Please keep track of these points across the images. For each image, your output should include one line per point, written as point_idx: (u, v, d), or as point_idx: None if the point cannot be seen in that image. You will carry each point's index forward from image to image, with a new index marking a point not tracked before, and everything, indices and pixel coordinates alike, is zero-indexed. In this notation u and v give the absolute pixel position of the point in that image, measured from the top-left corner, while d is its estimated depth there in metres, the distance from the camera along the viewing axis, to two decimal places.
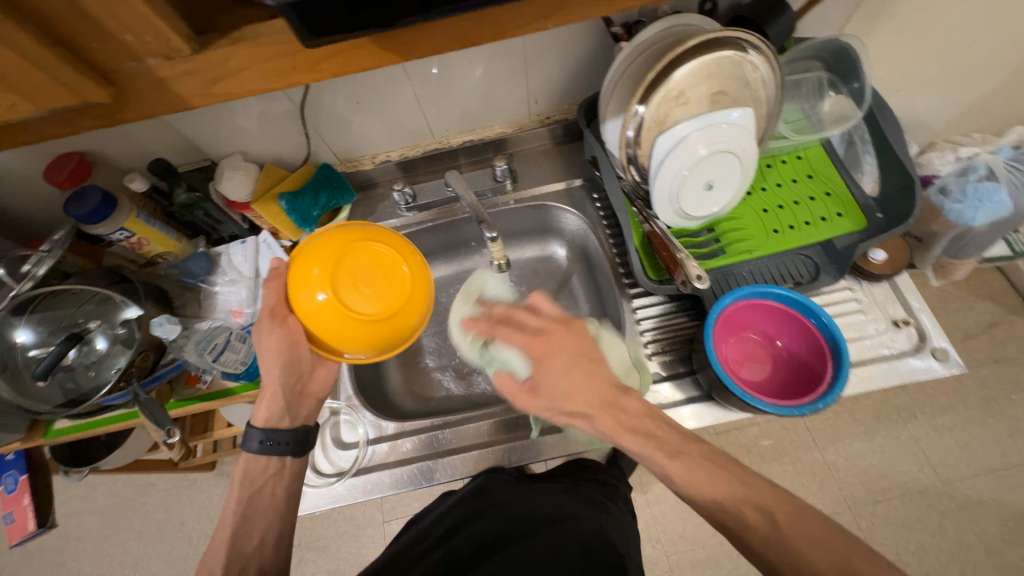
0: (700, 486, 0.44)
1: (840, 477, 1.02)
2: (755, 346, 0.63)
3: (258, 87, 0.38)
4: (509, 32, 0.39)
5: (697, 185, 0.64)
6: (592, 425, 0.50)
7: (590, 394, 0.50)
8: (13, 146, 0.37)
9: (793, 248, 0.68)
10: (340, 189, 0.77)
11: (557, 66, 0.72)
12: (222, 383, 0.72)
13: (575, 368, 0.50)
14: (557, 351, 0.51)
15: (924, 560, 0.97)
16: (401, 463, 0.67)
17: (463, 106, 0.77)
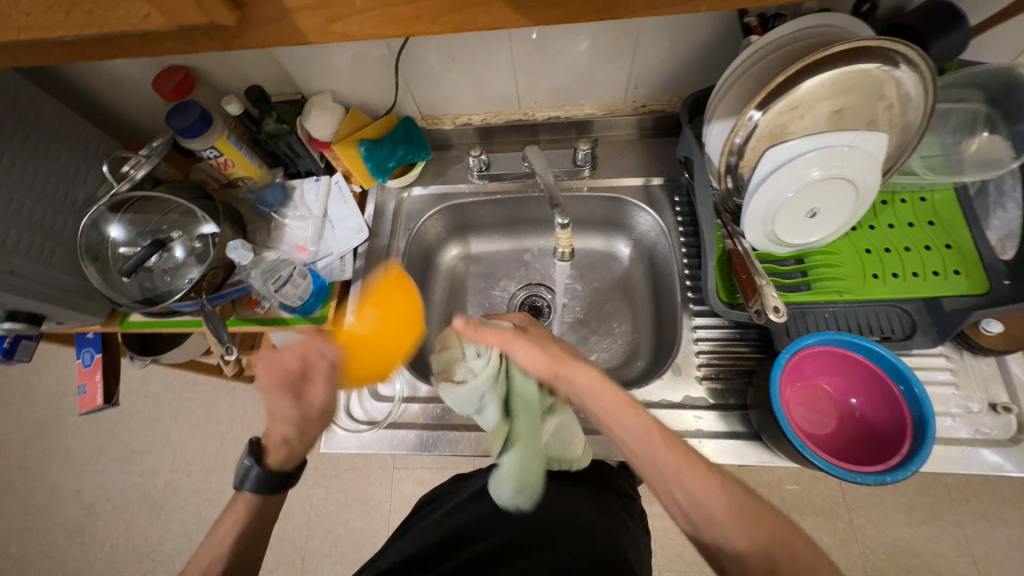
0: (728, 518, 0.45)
1: (865, 543, 0.96)
2: (823, 400, 0.57)
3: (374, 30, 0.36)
4: (653, 11, 0.35)
5: (799, 210, 0.58)
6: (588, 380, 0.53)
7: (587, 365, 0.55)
8: (139, 56, 0.39)
9: (891, 298, 0.60)
10: (418, 146, 0.76)
11: (670, 52, 0.66)
12: (278, 311, 0.76)
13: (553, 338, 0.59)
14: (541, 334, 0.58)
15: None
16: (429, 426, 0.68)
17: (557, 80, 0.73)
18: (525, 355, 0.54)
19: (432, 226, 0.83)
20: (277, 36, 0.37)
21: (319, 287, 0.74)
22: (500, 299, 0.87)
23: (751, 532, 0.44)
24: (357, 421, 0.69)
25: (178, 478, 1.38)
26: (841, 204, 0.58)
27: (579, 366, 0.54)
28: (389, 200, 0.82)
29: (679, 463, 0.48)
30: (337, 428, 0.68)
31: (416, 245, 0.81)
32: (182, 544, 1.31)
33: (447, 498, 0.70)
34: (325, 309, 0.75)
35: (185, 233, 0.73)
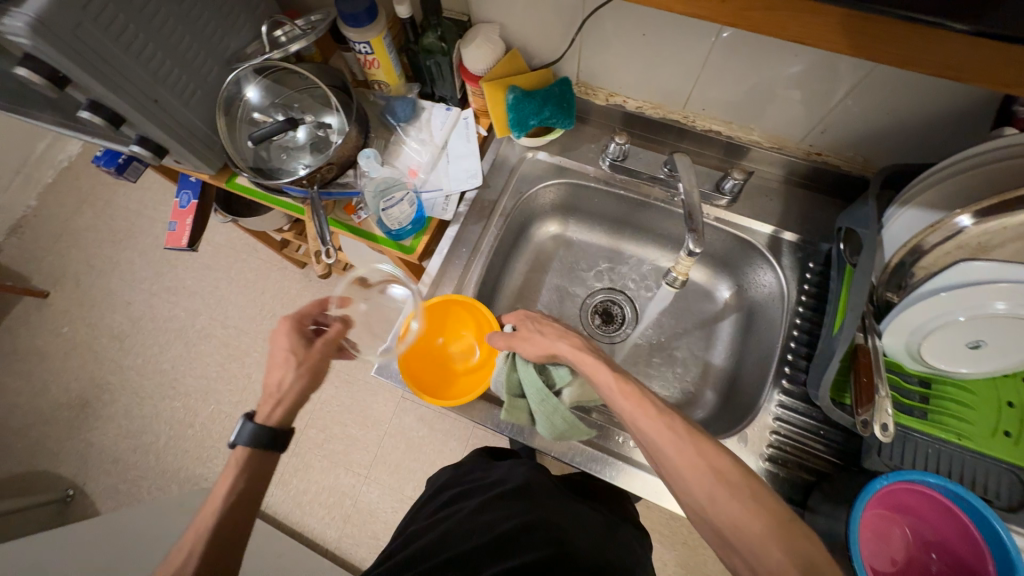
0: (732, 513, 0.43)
1: None
2: (898, 538, 0.52)
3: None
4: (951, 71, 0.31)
5: (959, 337, 0.51)
6: (588, 364, 0.56)
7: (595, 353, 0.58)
8: None
9: (1016, 464, 0.53)
10: (565, 112, 0.72)
11: (889, 110, 0.57)
12: (371, 226, 0.76)
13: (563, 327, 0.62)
14: (546, 327, 0.62)
15: None
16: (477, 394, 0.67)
17: (740, 96, 0.66)
18: (527, 346, 0.60)
19: (542, 196, 0.80)
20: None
21: (418, 218, 0.74)
22: (577, 293, 0.84)
23: (719, 491, 0.44)
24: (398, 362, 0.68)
25: (214, 327, 1.47)
26: (1013, 347, 0.51)
27: (573, 354, 0.58)
28: (512, 156, 0.79)
29: (658, 422, 0.49)
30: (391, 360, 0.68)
31: (520, 210, 0.77)
32: (199, 384, 1.41)
33: (469, 498, 0.67)
34: (415, 242, 0.75)
35: (314, 119, 0.72)
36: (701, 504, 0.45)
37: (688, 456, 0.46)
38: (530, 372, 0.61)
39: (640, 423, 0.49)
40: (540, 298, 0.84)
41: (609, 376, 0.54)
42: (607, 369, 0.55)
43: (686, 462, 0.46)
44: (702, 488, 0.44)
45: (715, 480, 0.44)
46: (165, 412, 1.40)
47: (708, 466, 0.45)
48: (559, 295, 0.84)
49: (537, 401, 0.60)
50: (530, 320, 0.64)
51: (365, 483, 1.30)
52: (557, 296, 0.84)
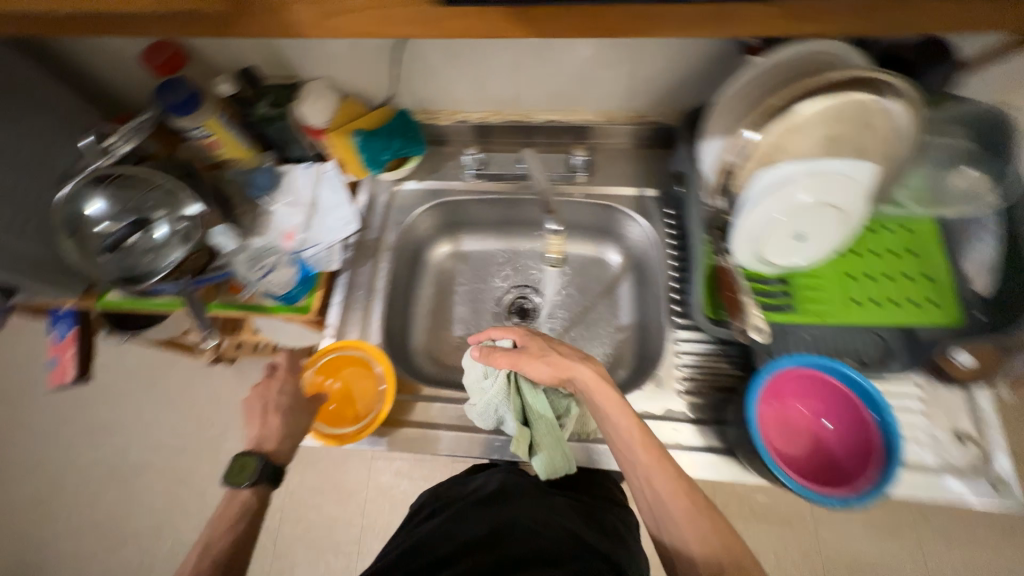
0: (711, 555, 0.50)
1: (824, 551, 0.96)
2: (799, 422, 0.58)
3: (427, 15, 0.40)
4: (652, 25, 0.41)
5: (786, 233, 0.59)
6: (581, 377, 0.59)
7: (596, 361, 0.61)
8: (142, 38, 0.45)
9: (870, 324, 0.62)
10: (414, 140, 0.77)
11: (671, 65, 0.66)
12: (261, 298, 0.74)
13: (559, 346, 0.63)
14: (535, 345, 0.63)
15: None
16: (418, 424, 0.67)
17: (556, 85, 0.73)
18: (502, 358, 0.61)
19: (423, 221, 0.82)
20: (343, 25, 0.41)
21: (305, 276, 0.73)
22: (488, 300, 0.86)
23: (704, 532, 0.51)
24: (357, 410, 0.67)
25: (147, 457, 1.35)
26: (829, 230, 0.59)
27: (563, 373, 0.59)
28: (382, 192, 0.81)
29: (650, 448, 0.54)
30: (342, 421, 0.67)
31: (406, 239, 0.80)
32: (148, 522, 1.29)
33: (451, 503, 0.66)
34: (308, 301, 0.74)
35: (169, 213, 0.69)
36: (687, 544, 0.51)
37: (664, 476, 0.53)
38: (540, 398, 0.62)
39: (655, 473, 0.54)
40: (455, 315, 0.85)
41: (624, 416, 0.56)
42: (630, 416, 0.56)
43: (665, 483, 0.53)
44: (673, 507, 0.52)
45: (701, 521, 0.52)
46: (118, 564, 1.26)
47: (698, 511, 0.52)
48: (473, 308, 0.86)
49: (543, 424, 0.61)
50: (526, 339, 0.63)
51: (358, 559, 1.23)
52: (471, 308, 0.86)
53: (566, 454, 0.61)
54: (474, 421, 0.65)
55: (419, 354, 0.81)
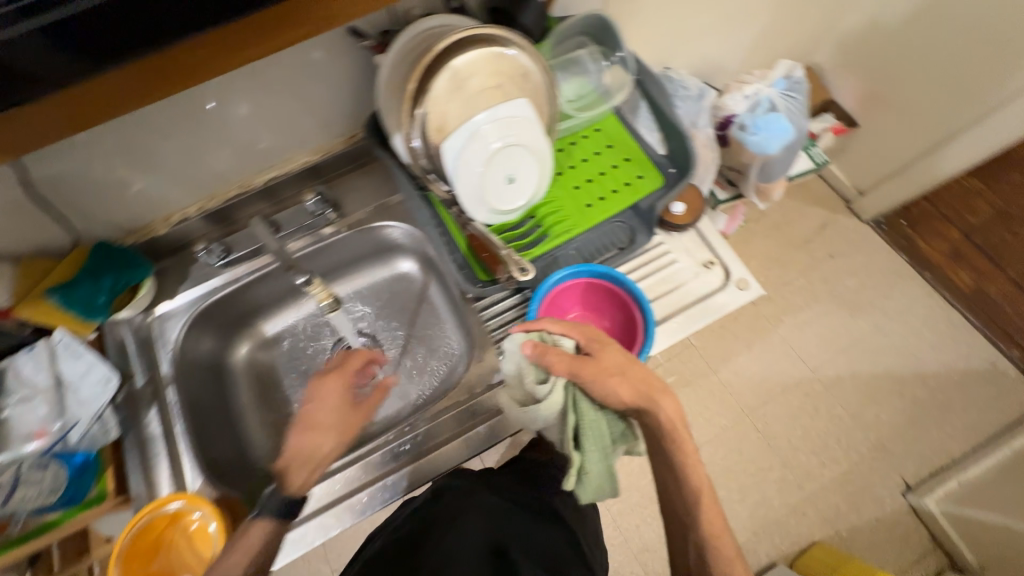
0: (711, 539, 0.58)
1: (735, 385, 1.39)
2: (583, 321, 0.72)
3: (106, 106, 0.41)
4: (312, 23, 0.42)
5: (498, 179, 0.64)
6: (629, 377, 0.60)
7: (619, 347, 0.62)
8: None
9: (607, 217, 0.72)
10: (131, 264, 0.69)
11: (335, 85, 0.68)
12: (32, 522, 0.59)
13: (630, 354, 0.62)
14: (607, 356, 0.61)
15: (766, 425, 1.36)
16: (317, 510, 0.69)
17: (248, 145, 0.71)
18: (557, 358, 0.59)
19: (197, 337, 0.75)
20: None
21: (80, 466, 0.62)
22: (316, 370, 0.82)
23: (717, 527, 0.59)
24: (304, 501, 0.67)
25: None
26: (530, 166, 0.65)
27: (616, 384, 0.59)
28: (129, 333, 0.72)
29: (675, 428, 0.59)
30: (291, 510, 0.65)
31: (188, 362, 0.73)
32: None
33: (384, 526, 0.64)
34: (100, 486, 0.63)
35: None
36: (702, 535, 0.59)
37: (694, 475, 0.60)
38: (596, 416, 0.60)
39: (675, 470, 0.60)
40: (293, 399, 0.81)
41: (660, 414, 0.59)
42: (665, 410, 0.59)
43: (692, 479, 0.60)
44: (704, 511, 0.59)
45: (718, 518, 0.59)
46: None
47: (716, 513, 0.59)
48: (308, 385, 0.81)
49: (596, 444, 0.60)
50: (602, 344, 0.61)
51: None
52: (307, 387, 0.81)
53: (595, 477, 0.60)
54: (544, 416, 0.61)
55: (271, 459, 0.75)
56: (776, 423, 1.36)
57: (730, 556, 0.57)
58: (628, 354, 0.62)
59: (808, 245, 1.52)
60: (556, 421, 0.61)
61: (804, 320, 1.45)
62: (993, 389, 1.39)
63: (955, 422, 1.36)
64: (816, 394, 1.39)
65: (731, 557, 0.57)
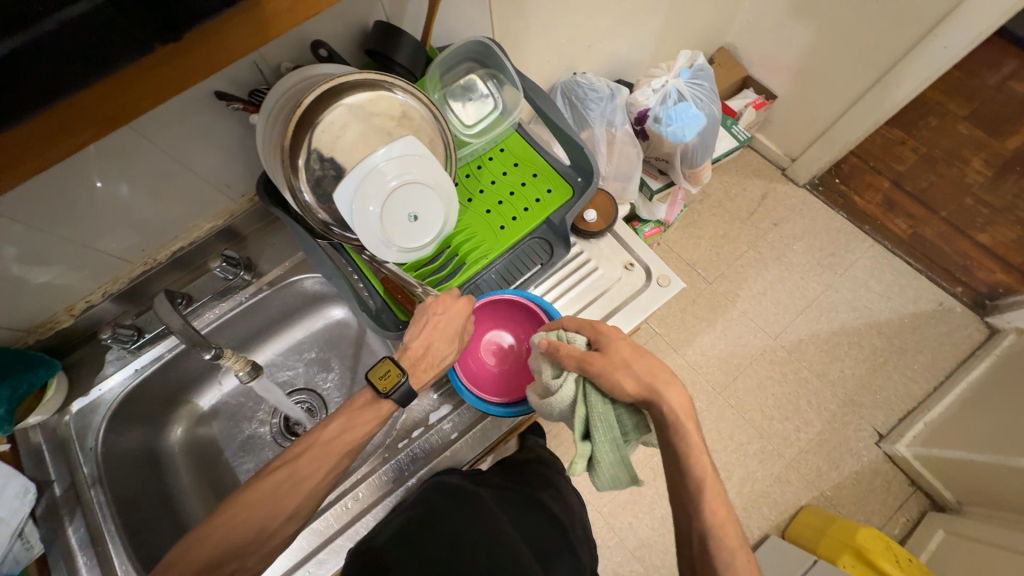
0: (714, 526, 0.55)
1: (703, 365, 1.41)
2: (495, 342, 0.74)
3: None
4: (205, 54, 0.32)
5: (401, 219, 0.63)
6: (639, 370, 0.58)
7: (625, 338, 0.62)
8: None
9: (522, 236, 0.72)
10: (33, 365, 0.65)
11: (222, 149, 0.66)
12: None
13: (639, 347, 0.61)
14: (614, 350, 0.60)
15: (738, 399, 1.38)
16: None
17: (142, 223, 0.67)
18: (565, 347, 0.59)
19: (121, 427, 0.72)
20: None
21: None
22: (260, 436, 0.81)
23: (722, 516, 0.56)
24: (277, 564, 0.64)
25: None
26: (432, 201, 0.64)
27: (623, 376, 0.57)
28: (44, 436, 0.68)
29: (687, 421, 0.57)
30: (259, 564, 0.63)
31: (115, 456, 0.70)
32: None
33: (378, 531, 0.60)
34: None
35: None
36: (710, 524, 0.55)
37: (700, 466, 0.57)
38: (606, 411, 0.58)
39: (683, 462, 0.57)
40: (238, 470, 0.79)
41: (665, 408, 0.57)
42: (667, 406, 0.57)
43: (699, 471, 0.57)
44: (708, 501, 0.56)
45: (726, 512, 0.56)
46: None
47: (724, 509, 0.56)
48: (253, 452, 0.80)
49: (606, 439, 0.57)
50: (611, 339, 0.61)
51: None
52: (252, 454, 0.80)
53: (611, 476, 0.57)
54: (550, 409, 0.59)
55: None
56: (748, 396, 1.38)
57: (731, 552, 0.54)
58: (633, 344, 0.61)
59: (750, 217, 1.56)
60: (568, 414, 0.59)
61: (759, 290, 1.48)
62: (946, 326, 1.44)
63: (915, 364, 1.41)
64: (782, 360, 1.42)
65: (732, 551, 0.54)
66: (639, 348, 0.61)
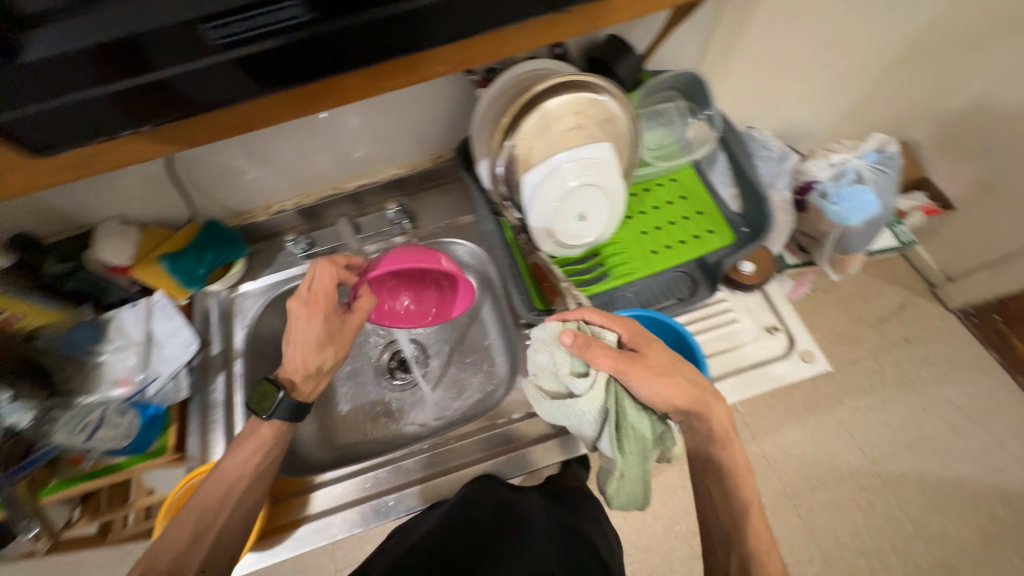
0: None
1: (779, 465, 1.24)
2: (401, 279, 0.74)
3: (174, 107, 0.41)
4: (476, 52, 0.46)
5: (569, 216, 0.66)
6: (695, 375, 0.56)
7: (659, 342, 0.58)
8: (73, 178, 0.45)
9: (670, 266, 0.72)
10: (229, 245, 0.77)
11: (435, 110, 0.74)
12: (109, 458, 0.68)
13: (677, 353, 0.58)
14: (653, 354, 0.56)
15: (813, 518, 1.20)
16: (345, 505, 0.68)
17: (349, 152, 0.77)
18: (603, 355, 0.54)
19: (269, 319, 0.82)
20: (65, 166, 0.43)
21: (150, 418, 0.69)
22: (364, 366, 0.85)
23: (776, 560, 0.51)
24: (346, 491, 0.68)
25: None
26: (602, 206, 0.67)
27: (677, 382, 0.54)
28: (214, 303, 0.79)
29: (726, 428, 0.57)
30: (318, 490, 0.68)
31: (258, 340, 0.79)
32: None
33: (416, 524, 0.64)
34: (163, 439, 0.69)
35: None
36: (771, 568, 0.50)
37: (740, 469, 0.57)
38: (643, 415, 0.56)
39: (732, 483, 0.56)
40: (338, 394, 0.84)
41: (720, 419, 0.56)
42: (718, 419, 0.56)
43: (738, 473, 0.56)
44: (760, 543, 0.52)
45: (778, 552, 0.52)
46: None
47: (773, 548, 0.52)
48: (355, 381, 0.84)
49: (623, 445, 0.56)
50: (660, 346, 0.58)
51: None
52: (353, 382, 0.84)
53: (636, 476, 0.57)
54: (580, 407, 0.55)
55: (310, 444, 0.78)
56: (824, 516, 1.20)
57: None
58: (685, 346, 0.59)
59: (879, 323, 1.37)
60: (597, 416, 0.56)
61: (867, 404, 1.29)
62: None
63: None
64: (875, 492, 1.22)
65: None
66: (676, 355, 0.58)
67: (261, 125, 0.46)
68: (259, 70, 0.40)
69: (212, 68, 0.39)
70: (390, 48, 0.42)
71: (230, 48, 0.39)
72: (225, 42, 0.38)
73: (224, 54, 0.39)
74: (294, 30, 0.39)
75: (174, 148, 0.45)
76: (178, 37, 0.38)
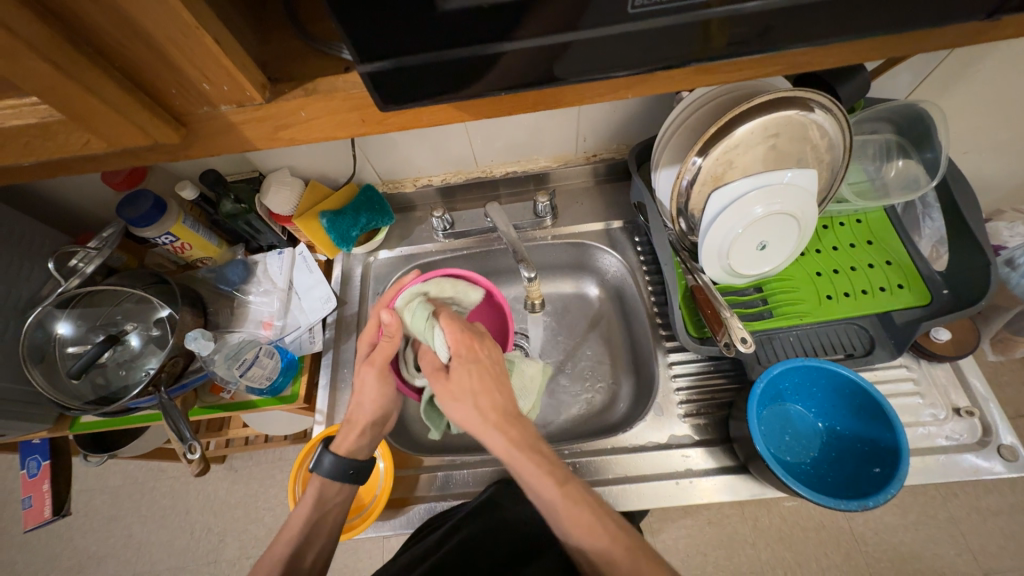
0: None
1: (868, 551, 1.04)
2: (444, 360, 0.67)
3: (487, 82, 0.31)
4: (796, 61, 0.35)
5: (750, 244, 0.60)
6: (469, 403, 0.48)
7: (480, 362, 0.50)
8: (218, 149, 0.35)
9: (846, 316, 0.64)
10: (380, 212, 0.77)
11: (612, 109, 0.70)
12: (245, 394, 0.73)
13: (491, 377, 0.49)
14: (464, 373, 0.49)
15: None
16: (451, 495, 0.65)
17: (509, 138, 0.75)
18: (425, 357, 0.53)
19: None
20: (333, 126, 0.35)
21: (287, 363, 0.73)
22: None
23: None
24: (449, 483, 0.66)
25: None
26: (788, 236, 0.60)
27: (456, 395, 0.49)
28: (356, 265, 0.82)
29: (511, 454, 0.46)
30: (422, 471, 0.67)
31: None
32: None
33: (436, 528, 0.60)
34: (295, 387, 0.74)
35: (143, 323, 0.68)
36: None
37: (544, 493, 0.44)
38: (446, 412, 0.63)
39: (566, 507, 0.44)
40: None
41: (498, 441, 0.47)
42: (492, 436, 0.47)
43: (544, 499, 0.45)
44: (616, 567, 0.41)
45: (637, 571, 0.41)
46: None
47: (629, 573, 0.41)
48: None
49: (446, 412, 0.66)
50: (465, 364, 0.50)
51: None
52: None
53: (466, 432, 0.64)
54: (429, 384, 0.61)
55: (416, 421, 0.77)
56: None
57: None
58: (478, 365, 0.50)
59: (1013, 418, 1.10)
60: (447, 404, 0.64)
61: (991, 507, 1.03)
62: None
63: None
64: None
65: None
66: (484, 376, 0.49)
67: (563, 106, 0.36)
68: (624, 52, 0.30)
69: (578, 44, 0.29)
70: (751, 48, 0.32)
71: (630, 21, 0.28)
72: (631, 14, 0.28)
73: (616, 25, 0.28)
74: (714, 11, 0.28)
75: (452, 120, 0.36)
76: (530, 5, 0.27)
